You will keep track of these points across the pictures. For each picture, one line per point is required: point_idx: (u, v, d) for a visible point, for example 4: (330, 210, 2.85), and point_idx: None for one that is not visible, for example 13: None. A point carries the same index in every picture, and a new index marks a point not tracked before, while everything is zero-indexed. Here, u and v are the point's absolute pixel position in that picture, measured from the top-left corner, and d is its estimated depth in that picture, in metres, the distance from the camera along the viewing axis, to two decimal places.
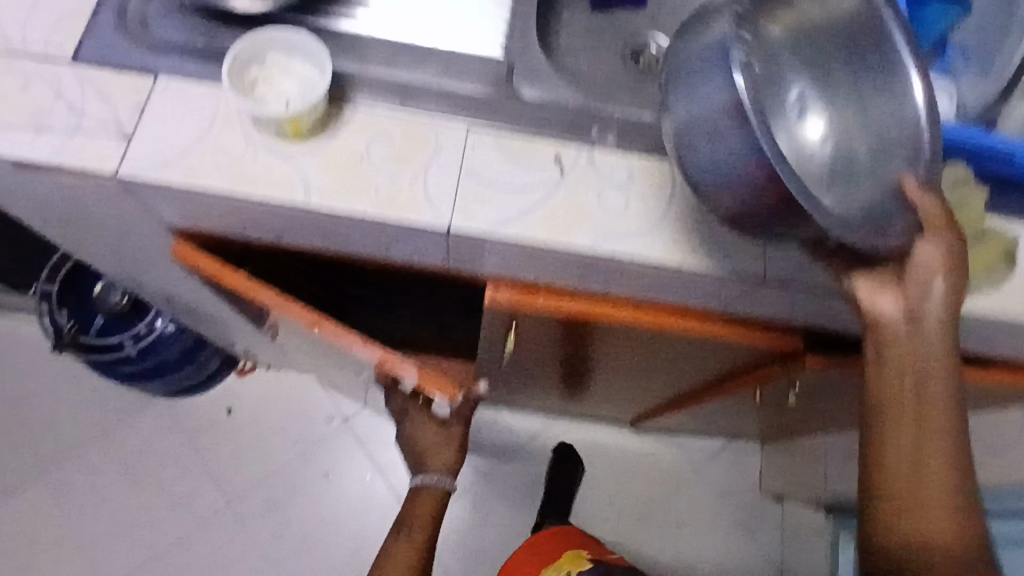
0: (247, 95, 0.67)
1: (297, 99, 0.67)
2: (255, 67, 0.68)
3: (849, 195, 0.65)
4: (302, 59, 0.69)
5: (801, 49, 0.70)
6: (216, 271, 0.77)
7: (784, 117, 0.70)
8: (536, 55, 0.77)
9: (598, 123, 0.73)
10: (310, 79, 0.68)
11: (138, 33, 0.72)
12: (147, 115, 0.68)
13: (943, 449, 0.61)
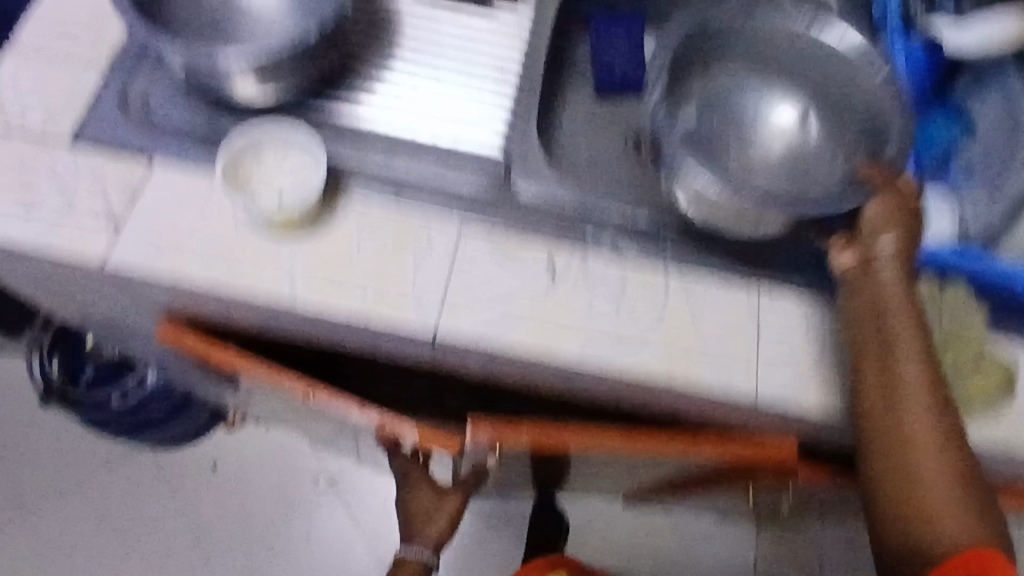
0: (240, 190, 0.67)
1: (291, 194, 0.66)
2: (250, 160, 0.68)
3: (820, 167, 0.73)
4: (299, 151, 0.68)
5: (771, 63, 0.77)
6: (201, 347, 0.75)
7: (757, 114, 0.78)
8: (535, 150, 0.77)
9: (593, 226, 0.73)
10: (306, 173, 0.67)
11: (136, 114, 0.72)
12: (139, 203, 0.68)
13: (926, 408, 0.58)
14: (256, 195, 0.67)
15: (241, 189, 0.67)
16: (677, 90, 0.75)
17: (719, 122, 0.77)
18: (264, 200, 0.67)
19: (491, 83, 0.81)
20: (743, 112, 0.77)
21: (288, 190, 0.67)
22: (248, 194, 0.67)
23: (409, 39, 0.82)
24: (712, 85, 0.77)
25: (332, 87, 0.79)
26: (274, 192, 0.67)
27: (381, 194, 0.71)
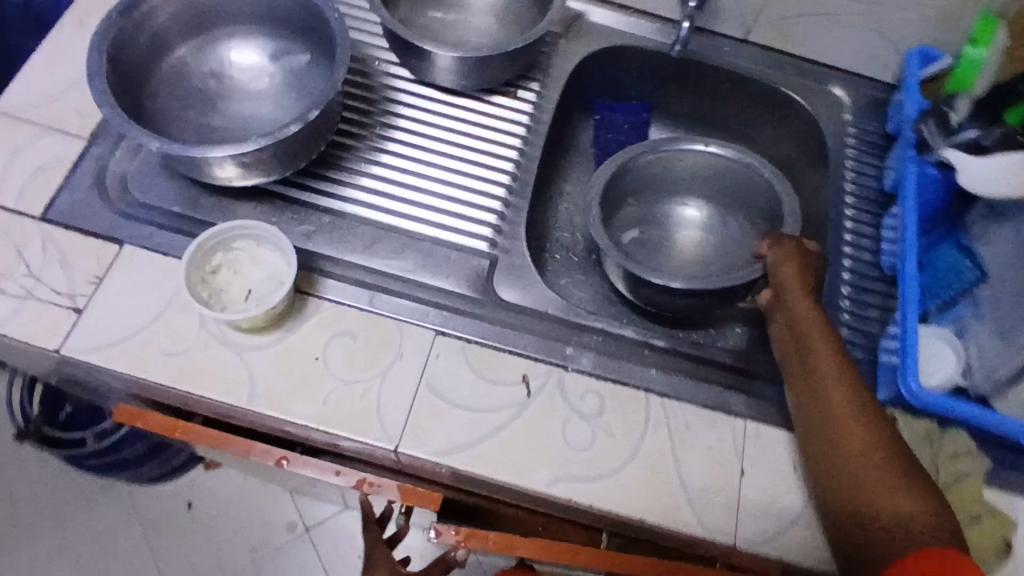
0: (208, 287, 0.65)
1: (262, 296, 0.65)
2: (220, 254, 0.66)
3: (728, 252, 0.89)
4: (272, 248, 0.67)
5: (683, 171, 0.90)
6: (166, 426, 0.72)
7: (670, 209, 0.92)
8: (520, 251, 0.75)
9: (576, 337, 0.70)
10: (279, 274, 0.66)
11: (115, 195, 0.71)
12: (103, 288, 0.66)
13: (853, 411, 0.61)
14: (223, 294, 0.65)
15: (208, 284, 0.65)
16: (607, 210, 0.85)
17: (650, 230, 0.91)
18: (232, 301, 0.65)
19: (485, 176, 0.78)
20: (663, 219, 0.91)
21: (259, 290, 0.66)
22: (214, 292, 0.65)
23: (404, 123, 0.79)
24: (640, 210, 0.91)
25: (320, 170, 0.76)
26: (243, 292, 0.65)
27: (356, 293, 0.69)
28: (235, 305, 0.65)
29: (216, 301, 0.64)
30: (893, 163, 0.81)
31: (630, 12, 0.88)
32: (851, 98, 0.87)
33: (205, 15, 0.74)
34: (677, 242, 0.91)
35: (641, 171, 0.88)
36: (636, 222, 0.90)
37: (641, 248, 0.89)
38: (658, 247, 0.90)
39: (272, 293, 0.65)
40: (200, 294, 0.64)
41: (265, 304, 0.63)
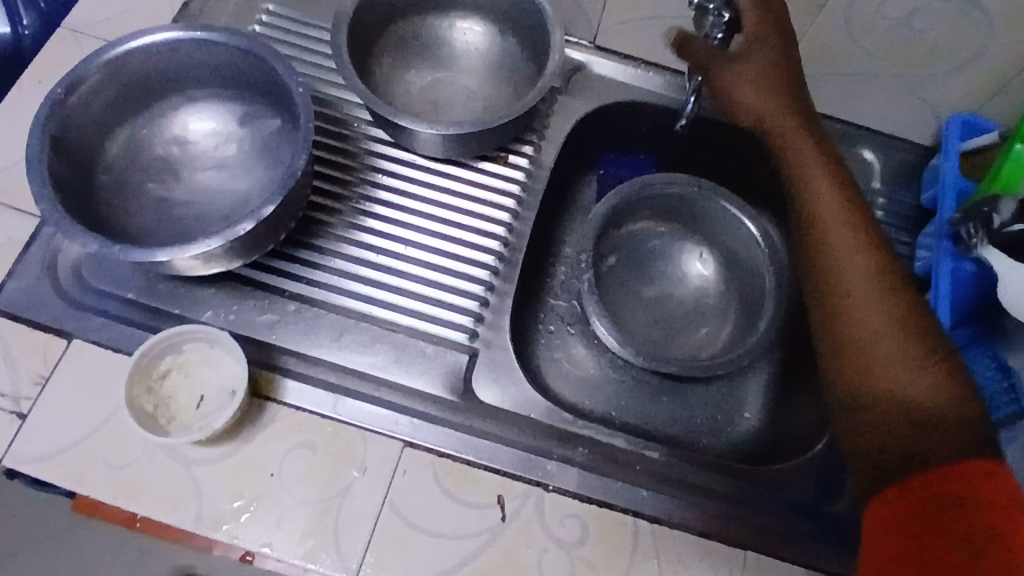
0: (153, 397, 0.60)
1: (210, 410, 0.60)
2: (168, 358, 0.62)
3: (706, 327, 0.81)
4: (224, 350, 0.62)
5: (697, 224, 0.83)
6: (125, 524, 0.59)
7: (668, 254, 0.84)
8: (503, 342, 0.69)
9: (560, 449, 0.63)
10: (232, 380, 0.62)
11: (67, 281, 0.66)
12: (49, 390, 0.61)
13: (873, 291, 0.61)
14: (169, 406, 0.61)
15: (154, 395, 0.60)
16: (605, 229, 0.81)
17: (635, 267, 0.83)
18: (180, 416, 0.60)
19: (470, 256, 0.72)
20: (658, 259, 0.84)
21: (209, 400, 0.61)
22: (159, 405, 0.60)
23: (384, 195, 0.73)
24: (634, 239, 0.84)
25: (288, 250, 0.70)
26: (192, 402, 0.61)
27: (319, 396, 0.63)
28: (182, 421, 0.60)
29: (162, 417, 0.60)
30: (925, 244, 0.73)
31: (638, 63, 0.80)
32: (882, 163, 0.78)
33: (162, 81, 0.68)
34: (658, 286, 0.83)
35: (656, 201, 0.82)
36: (627, 257, 0.83)
37: (617, 283, 0.82)
38: (640, 289, 0.82)
39: (222, 405, 0.60)
40: (142, 410, 0.60)
41: (212, 425, 0.58)
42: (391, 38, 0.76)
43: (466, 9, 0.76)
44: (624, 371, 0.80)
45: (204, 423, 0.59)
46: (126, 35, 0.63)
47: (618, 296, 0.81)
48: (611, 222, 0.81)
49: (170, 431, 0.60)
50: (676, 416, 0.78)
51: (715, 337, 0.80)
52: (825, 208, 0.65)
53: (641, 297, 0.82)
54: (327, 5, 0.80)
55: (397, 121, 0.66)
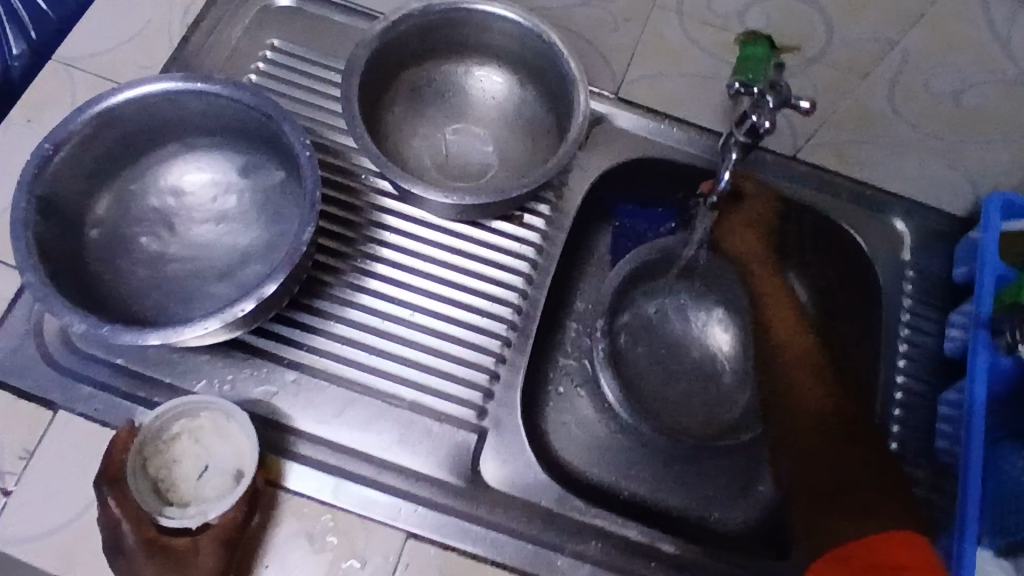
0: (158, 461, 0.56)
1: (210, 494, 0.55)
2: (183, 420, 0.57)
3: (725, 394, 0.77)
4: (239, 429, 0.57)
5: (717, 288, 0.81)
6: (112, 523, 0.54)
7: (689, 316, 0.80)
8: (514, 421, 0.65)
9: (572, 543, 0.61)
10: (240, 462, 0.57)
11: (54, 343, 0.62)
12: (35, 466, 0.57)
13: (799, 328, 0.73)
14: (172, 472, 0.56)
15: (162, 459, 0.56)
16: (624, 291, 0.78)
17: (650, 327, 0.79)
18: (181, 489, 0.56)
19: (480, 323, 0.68)
20: (676, 320, 0.80)
21: (213, 476, 0.56)
22: (162, 473, 0.56)
23: (391, 254, 0.69)
24: (652, 299, 0.80)
25: (288, 313, 0.66)
26: (198, 474, 0.56)
27: (321, 480, 0.59)
28: (181, 494, 0.56)
29: (163, 484, 0.56)
30: (957, 323, 0.69)
31: (660, 118, 0.75)
32: (913, 233, 0.75)
33: (153, 131, 0.64)
34: (676, 348, 0.79)
35: (679, 264, 0.79)
36: (642, 316, 0.79)
37: (631, 342, 0.78)
38: (654, 350, 0.78)
39: (223, 491, 0.55)
40: (146, 472, 0.55)
41: (206, 514, 0.53)
42: (404, 85, 0.72)
43: (484, 57, 0.72)
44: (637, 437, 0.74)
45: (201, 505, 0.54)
46: (105, 93, 0.59)
47: (631, 358, 0.77)
48: (631, 284, 0.78)
49: (167, 502, 0.55)
50: (692, 490, 0.73)
51: (734, 405, 0.77)
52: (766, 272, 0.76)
53: (656, 359, 0.78)
54: (336, 40, 0.75)
55: (412, 189, 0.63)
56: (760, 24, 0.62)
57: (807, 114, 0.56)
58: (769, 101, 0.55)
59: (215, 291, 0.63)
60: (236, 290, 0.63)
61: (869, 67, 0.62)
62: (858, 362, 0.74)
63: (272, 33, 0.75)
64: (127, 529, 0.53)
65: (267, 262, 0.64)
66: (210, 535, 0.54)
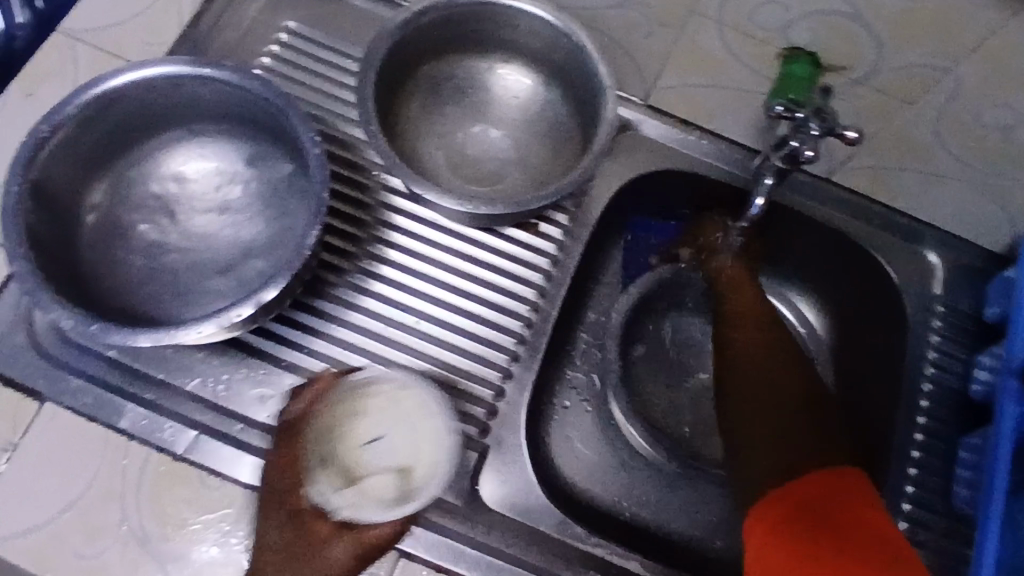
0: (347, 417, 0.57)
1: (369, 492, 0.54)
2: (379, 389, 0.57)
3: None
4: (423, 440, 0.55)
5: None
6: (281, 462, 0.55)
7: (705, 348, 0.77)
8: (517, 440, 0.63)
9: (568, 573, 0.59)
10: (408, 467, 0.54)
11: (44, 331, 0.59)
12: (18, 460, 0.55)
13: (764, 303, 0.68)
14: (356, 434, 0.56)
15: (348, 414, 0.57)
16: (640, 315, 0.75)
17: (663, 350, 0.76)
18: (349, 459, 0.56)
19: (487, 334, 0.65)
20: (691, 349, 0.76)
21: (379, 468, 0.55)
22: (345, 432, 0.56)
23: (400, 257, 0.66)
24: (668, 327, 0.77)
25: (290, 313, 0.63)
26: (367, 449, 0.56)
27: None
28: (349, 465, 0.56)
29: (337, 445, 0.56)
30: (985, 365, 0.66)
31: (692, 129, 0.70)
32: (945, 267, 0.70)
33: (156, 116, 0.61)
34: (688, 377, 0.76)
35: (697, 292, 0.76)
36: (656, 343, 0.76)
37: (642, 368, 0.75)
38: (667, 378, 0.75)
39: (381, 495, 0.53)
40: (330, 424, 0.57)
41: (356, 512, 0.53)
42: (423, 80, 0.69)
43: (509, 55, 0.69)
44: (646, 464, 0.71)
45: (360, 495, 0.54)
46: (104, 74, 0.56)
47: (640, 381, 0.74)
48: (647, 309, 0.75)
49: (334, 465, 0.56)
50: (694, 527, 0.69)
51: None
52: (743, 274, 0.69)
53: (666, 385, 0.75)
54: (355, 27, 0.71)
55: (422, 193, 0.59)
56: None
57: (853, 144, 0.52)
58: (812, 128, 0.52)
59: (214, 286, 0.60)
60: (236, 286, 0.61)
61: None
62: (877, 399, 0.71)
63: (288, 14, 0.71)
64: (288, 480, 0.55)
65: (270, 259, 0.61)
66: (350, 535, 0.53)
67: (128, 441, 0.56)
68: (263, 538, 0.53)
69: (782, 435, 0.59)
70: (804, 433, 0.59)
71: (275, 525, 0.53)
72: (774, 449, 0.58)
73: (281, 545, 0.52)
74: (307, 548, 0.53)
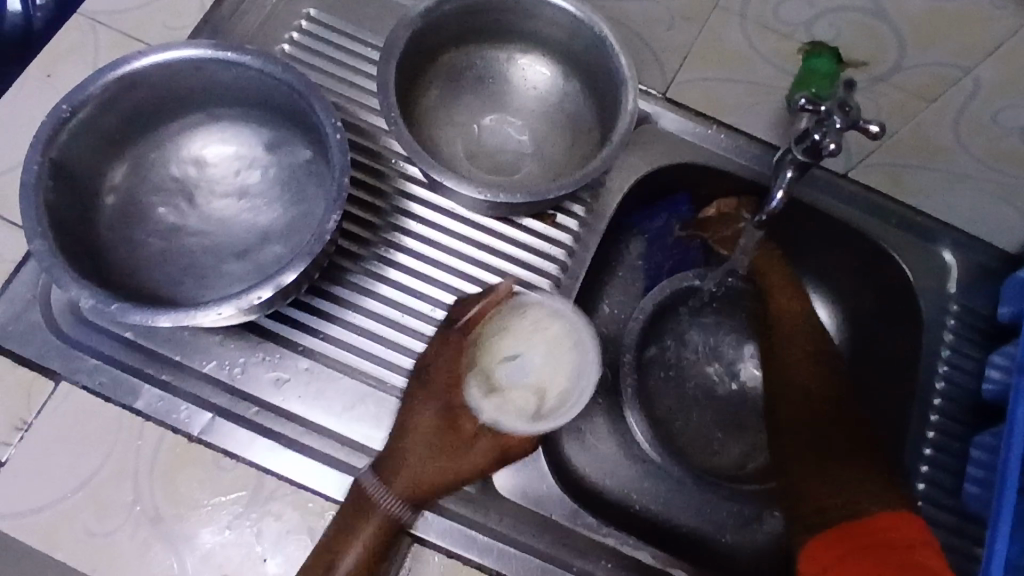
0: (498, 332, 0.62)
1: (511, 403, 0.59)
2: (534, 312, 0.61)
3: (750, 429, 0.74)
4: (569, 369, 0.61)
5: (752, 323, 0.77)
6: (440, 356, 0.59)
7: (721, 349, 0.76)
8: None
9: (579, 561, 0.59)
10: (547, 389, 0.60)
11: (61, 311, 0.60)
12: (33, 439, 0.55)
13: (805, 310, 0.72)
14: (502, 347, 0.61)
15: (500, 331, 0.62)
16: (657, 315, 0.75)
17: (676, 348, 0.76)
18: (493, 372, 0.61)
19: None
20: (708, 352, 0.76)
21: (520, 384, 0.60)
22: (495, 347, 0.62)
23: (415, 245, 0.66)
24: (684, 329, 0.76)
25: (306, 298, 0.63)
26: (509, 364, 0.61)
27: (324, 475, 0.58)
28: (493, 378, 0.61)
29: (485, 358, 0.61)
30: (999, 363, 0.66)
31: (710, 122, 0.72)
32: (962, 266, 0.71)
33: (177, 99, 0.61)
34: (704, 379, 0.75)
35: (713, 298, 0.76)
36: (672, 346, 0.76)
37: (658, 370, 0.75)
38: (682, 380, 0.75)
39: (522, 406, 0.59)
40: (484, 336, 0.61)
41: (495, 419, 0.58)
42: (443, 69, 0.69)
43: (529, 45, 0.69)
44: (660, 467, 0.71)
45: (501, 403, 0.59)
46: (129, 55, 0.57)
47: (654, 382, 0.74)
48: (665, 310, 0.75)
49: (480, 375, 0.61)
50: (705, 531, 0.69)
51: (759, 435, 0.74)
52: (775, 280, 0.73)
53: (681, 387, 0.75)
54: (375, 15, 0.71)
55: (441, 180, 0.60)
56: (829, 35, 0.58)
57: (874, 138, 0.52)
58: (835, 121, 0.52)
59: (232, 270, 0.61)
60: (253, 271, 0.61)
61: (939, 91, 0.59)
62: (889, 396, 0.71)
63: (309, 2, 0.71)
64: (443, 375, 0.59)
65: (288, 244, 0.62)
66: (490, 438, 0.57)
67: (143, 420, 0.57)
68: (411, 421, 0.57)
69: (825, 459, 0.65)
70: (840, 454, 0.65)
71: (429, 417, 0.57)
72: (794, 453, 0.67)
73: (429, 432, 0.57)
74: (450, 441, 0.57)
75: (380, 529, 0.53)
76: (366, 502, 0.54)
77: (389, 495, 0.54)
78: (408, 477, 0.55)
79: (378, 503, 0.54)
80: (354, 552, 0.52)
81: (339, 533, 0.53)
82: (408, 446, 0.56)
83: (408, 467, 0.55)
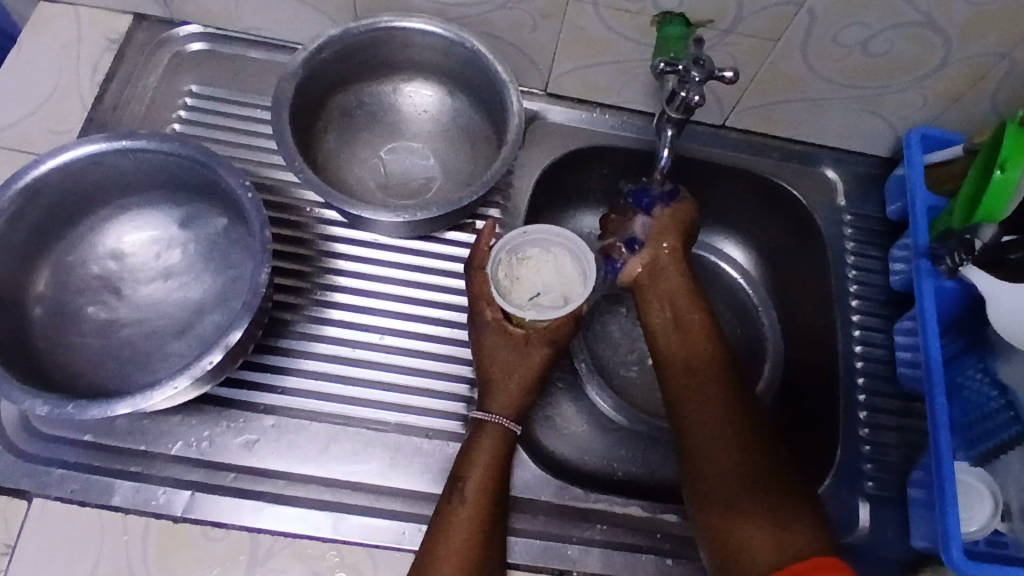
0: (508, 269, 0.65)
1: (542, 304, 0.63)
2: (525, 246, 0.66)
3: None
4: (581, 266, 0.65)
5: None
6: (475, 291, 0.64)
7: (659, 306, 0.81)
8: None
9: (579, 531, 0.62)
10: (569, 287, 0.64)
11: (17, 433, 0.60)
12: (18, 559, 0.55)
13: (682, 286, 0.70)
14: (516, 282, 0.64)
15: (508, 273, 0.65)
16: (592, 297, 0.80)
17: (618, 318, 0.80)
18: (519, 290, 0.64)
19: (450, 334, 0.67)
20: None
21: (546, 293, 0.64)
22: (514, 272, 0.65)
23: (349, 281, 0.68)
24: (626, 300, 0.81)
25: (257, 358, 0.64)
26: (529, 292, 0.64)
27: (317, 518, 0.59)
28: (519, 295, 0.64)
29: (508, 283, 0.64)
30: (900, 256, 0.73)
31: (593, 107, 0.77)
32: (843, 180, 0.79)
33: (83, 198, 0.63)
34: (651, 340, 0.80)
35: None
36: (617, 318, 0.80)
37: (609, 342, 0.79)
38: (631, 346, 0.79)
39: (550, 305, 0.63)
40: (501, 266, 0.65)
41: (539, 315, 0.61)
42: (335, 112, 0.72)
43: (411, 72, 0.73)
44: (631, 428, 0.74)
45: (535, 306, 0.63)
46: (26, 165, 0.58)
47: (606, 356, 0.78)
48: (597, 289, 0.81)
49: (511, 297, 0.64)
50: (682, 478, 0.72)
51: None
52: (662, 277, 0.70)
53: (632, 353, 0.79)
54: (257, 77, 0.74)
55: (358, 213, 0.62)
56: (673, 4, 0.63)
57: (733, 83, 0.58)
58: (694, 76, 0.57)
59: (174, 349, 0.61)
60: (197, 345, 0.62)
61: (778, 30, 0.65)
62: (814, 310, 0.77)
63: (189, 79, 0.73)
64: (484, 305, 0.63)
65: (224, 311, 0.63)
66: (539, 334, 0.63)
67: (124, 514, 0.57)
68: (479, 355, 0.63)
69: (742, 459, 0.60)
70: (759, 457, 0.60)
71: (491, 348, 0.62)
72: (713, 453, 0.61)
73: (494, 357, 0.62)
74: (512, 352, 0.62)
75: (496, 444, 0.59)
76: (480, 427, 0.60)
77: (488, 415, 0.61)
78: (499, 392, 0.61)
79: (484, 425, 0.60)
80: (475, 470, 0.58)
81: (464, 456, 0.59)
82: (486, 372, 0.62)
83: (499, 388, 0.62)
